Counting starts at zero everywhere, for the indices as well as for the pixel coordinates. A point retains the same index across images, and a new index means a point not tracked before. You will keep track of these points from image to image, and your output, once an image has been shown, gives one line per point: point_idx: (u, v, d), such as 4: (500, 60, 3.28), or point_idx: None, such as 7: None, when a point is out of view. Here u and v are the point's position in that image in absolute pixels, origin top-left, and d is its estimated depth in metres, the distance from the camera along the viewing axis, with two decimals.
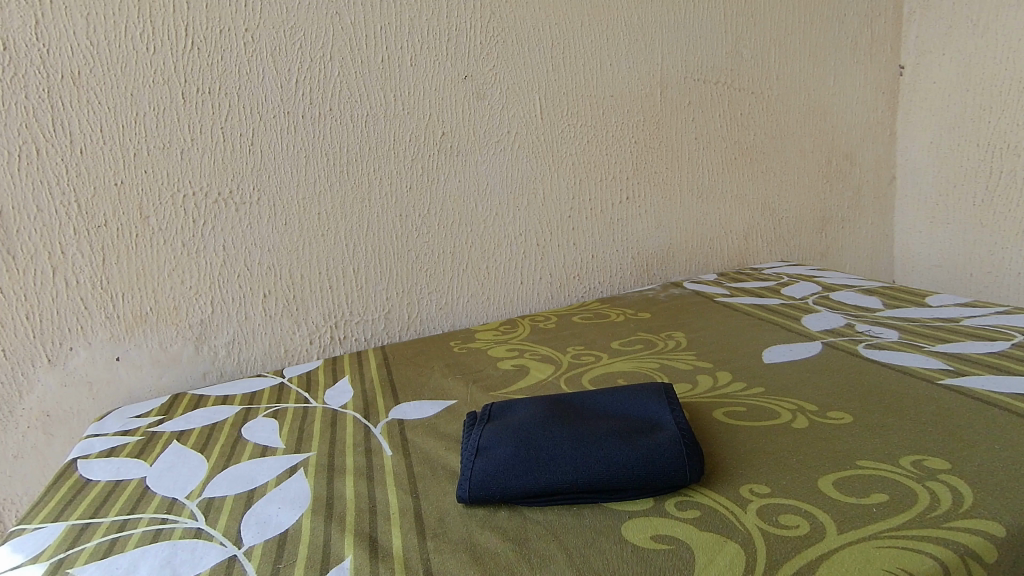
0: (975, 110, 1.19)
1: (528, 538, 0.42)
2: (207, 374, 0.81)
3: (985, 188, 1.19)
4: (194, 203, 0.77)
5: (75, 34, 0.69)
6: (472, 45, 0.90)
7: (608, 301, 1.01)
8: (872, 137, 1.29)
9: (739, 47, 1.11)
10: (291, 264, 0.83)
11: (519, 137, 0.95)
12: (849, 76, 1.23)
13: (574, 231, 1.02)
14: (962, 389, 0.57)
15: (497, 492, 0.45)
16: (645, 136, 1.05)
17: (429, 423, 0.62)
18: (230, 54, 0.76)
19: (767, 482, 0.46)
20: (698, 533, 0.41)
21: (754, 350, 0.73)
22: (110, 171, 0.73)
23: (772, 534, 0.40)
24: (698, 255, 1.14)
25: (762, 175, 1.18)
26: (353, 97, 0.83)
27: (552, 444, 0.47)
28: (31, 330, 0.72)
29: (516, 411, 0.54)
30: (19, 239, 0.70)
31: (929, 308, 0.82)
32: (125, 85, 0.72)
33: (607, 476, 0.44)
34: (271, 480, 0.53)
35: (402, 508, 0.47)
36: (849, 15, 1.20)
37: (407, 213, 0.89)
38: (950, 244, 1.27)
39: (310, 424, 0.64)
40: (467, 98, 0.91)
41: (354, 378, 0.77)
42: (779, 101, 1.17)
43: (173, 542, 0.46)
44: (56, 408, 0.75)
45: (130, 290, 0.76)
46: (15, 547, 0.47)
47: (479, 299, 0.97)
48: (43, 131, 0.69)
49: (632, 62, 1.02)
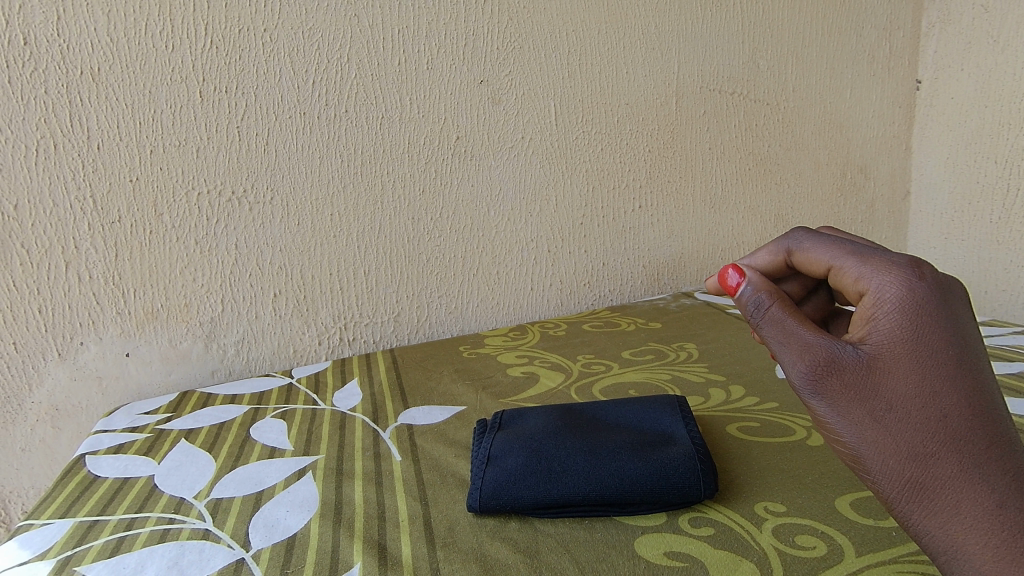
0: (993, 127, 1.17)
1: (539, 550, 0.42)
2: (215, 372, 0.82)
3: (1002, 206, 1.18)
4: (208, 201, 0.77)
5: (97, 30, 0.69)
6: (489, 50, 0.89)
7: (618, 310, 1.00)
8: (888, 152, 1.28)
9: (756, 57, 1.11)
10: (301, 264, 0.83)
11: (533, 143, 0.95)
12: (866, 89, 1.22)
13: (586, 237, 1.02)
14: None
15: (508, 502, 0.44)
16: (660, 146, 1.05)
17: (439, 429, 0.62)
18: (249, 54, 0.76)
19: (782, 500, 0.45)
20: (712, 551, 0.40)
21: (767, 364, 0.72)
22: (126, 168, 0.73)
23: (789, 555, 0.39)
24: (709, 265, 1.14)
25: (776, 187, 1.17)
26: (369, 100, 0.83)
27: (565, 457, 0.46)
28: (42, 324, 0.72)
29: (526, 419, 0.54)
30: (33, 233, 0.70)
31: None
32: (144, 83, 0.72)
33: (620, 490, 0.44)
34: (280, 483, 0.53)
35: (411, 515, 0.47)
36: (867, 28, 1.20)
37: (419, 216, 0.89)
38: (965, 261, 1.26)
39: (319, 426, 0.64)
40: (483, 102, 0.90)
41: (363, 381, 0.76)
42: (796, 112, 1.16)
43: (181, 542, 0.46)
44: (65, 402, 0.75)
45: (142, 287, 0.76)
46: (22, 543, 0.47)
47: (489, 304, 0.97)
48: (61, 126, 0.69)
49: (649, 70, 1.02)
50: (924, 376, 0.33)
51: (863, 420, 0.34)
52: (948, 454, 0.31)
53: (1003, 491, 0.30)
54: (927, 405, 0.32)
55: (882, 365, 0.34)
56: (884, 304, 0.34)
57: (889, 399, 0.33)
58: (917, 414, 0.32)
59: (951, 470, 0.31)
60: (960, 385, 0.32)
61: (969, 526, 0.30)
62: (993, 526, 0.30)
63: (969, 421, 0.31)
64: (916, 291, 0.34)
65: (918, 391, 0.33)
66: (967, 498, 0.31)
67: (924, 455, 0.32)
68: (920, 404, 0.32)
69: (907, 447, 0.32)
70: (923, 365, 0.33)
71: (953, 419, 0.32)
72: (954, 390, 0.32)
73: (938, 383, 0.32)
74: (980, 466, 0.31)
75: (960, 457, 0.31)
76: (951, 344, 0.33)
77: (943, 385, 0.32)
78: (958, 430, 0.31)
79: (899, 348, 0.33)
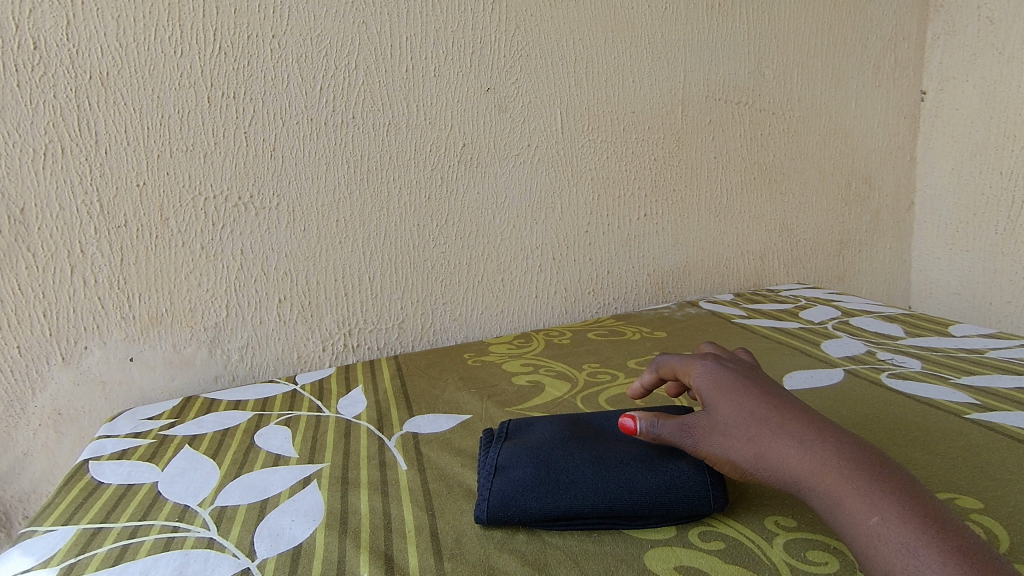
0: (998, 139, 1.18)
1: (548, 563, 0.42)
2: (219, 377, 0.81)
3: (1007, 217, 1.18)
4: (214, 206, 0.77)
5: (106, 35, 0.69)
6: (496, 57, 0.90)
7: (622, 318, 1.00)
8: (893, 162, 1.28)
9: (761, 67, 1.11)
10: (307, 271, 0.83)
11: (539, 151, 0.95)
12: (871, 99, 1.23)
13: (591, 245, 1.02)
14: (991, 423, 0.56)
15: (516, 513, 0.44)
16: (665, 154, 1.05)
17: (445, 438, 0.61)
18: (257, 60, 0.76)
19: (792, 513, 0.45)
20: (722, 566, 0.40)
21: (775, 375, 0.72)
22: (133, 172, 0.73)
23: (801, 571, 0.39)
24: (714, 274, 1.14)
25: (781, 197, 1.17)
26: (376, 106, 0.83)
27: (573, 468, 0.46)
28: (47, 328, 0.72)
29: (534, 429, 0.54)
30: (40, 237, 0.70)
31: (952, 340, 0.81)
32: (152, 88, 0.72)
33: (629, 503, 0.43)
34: (284, 492, 0.53)
35: (418, 526, 0.47)
36: (872, 38, 1.20)
37: (425, 223, 0.89)
38: (970, 271, 1.26)
39: (323, 434, 0.64)
40: (490, 109, 0.90)
41: (367, 388, 0.76)
42: (801, 122, 1.16)
43: (185, 551, 0.45)
44: (68, 407, 0.74)
45: (147, 292, 0.76)
46: (25, 551, 0.46)
47: (493, 312, 0.97)
48: (69, 131, 0.69)
49: (655, 79, 1.02)
50: (735, 394, 0.45)
51: (711, 434, 0.43)
52: (765, 430, 0.42)
53: (805, 438, 0.40)
54: (744, 411, 0.43)
55: (710, 401, 0.45)
56: (699, 376, 0.48)
57: (721, 415, 0.44)
58: (740, 414, 0.43)
59: (771, 439, 0.41)
60: (757, 394, 0.44)
61: (795, 470, 0.39)
62: (807, 462, 0.39)
63: (772, 409, 0.43)
64: (711, 364, 0.49)
65: (735, 404, 0.44)
66: (785, 451, 0.40)
67: (752, 436, 0.42)
68: (740, 408, 0.44)
69: (742, 439, 0.42)
70: (732, 391, 0.45)
71: (762, 409, 0.43)
72: (756, 396, 0.44)
73: (745, 395, 0.44)
74: (787, 429, 0.41)
75: (773, 429, 0.42)
76: (745, 380, 0.46)
77: (749, 395, 0.44)
78: (764, 417, 0.42)
79: (714, 387, 0.46)
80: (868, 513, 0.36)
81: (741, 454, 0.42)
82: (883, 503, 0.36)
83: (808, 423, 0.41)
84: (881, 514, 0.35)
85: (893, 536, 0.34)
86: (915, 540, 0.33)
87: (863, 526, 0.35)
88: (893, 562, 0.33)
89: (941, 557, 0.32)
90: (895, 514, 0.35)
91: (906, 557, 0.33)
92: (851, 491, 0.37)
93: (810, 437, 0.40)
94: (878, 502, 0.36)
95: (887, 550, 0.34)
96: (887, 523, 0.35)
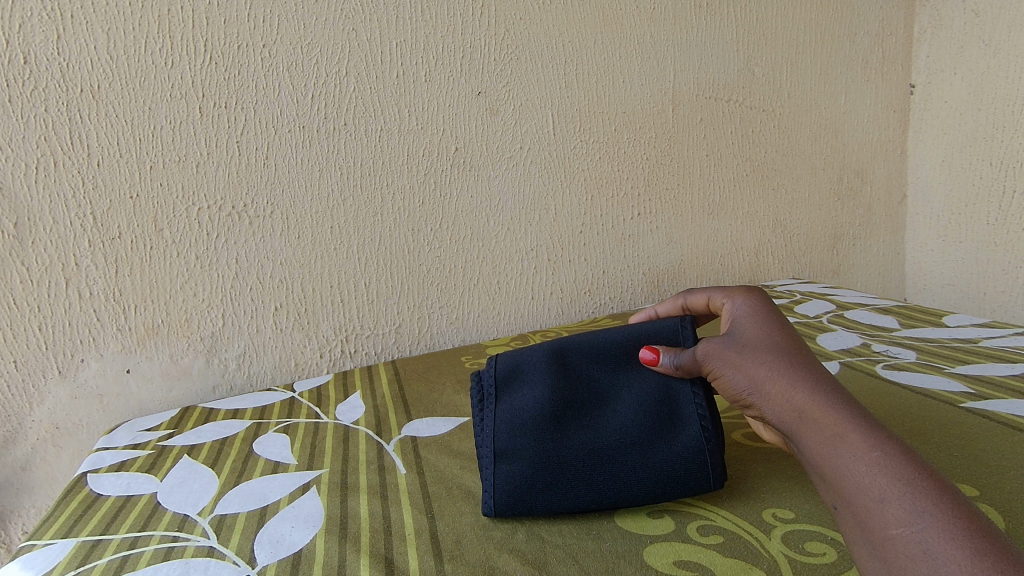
0: (987, 129, 1.19)
1: (548, 561, 0.42)
2: (216, 387, 0.81)
3: (999, 207, 1.19)
4: (208, 216, 0.77)
5: (96, 49, 0.69)
6: (485, 61, 0.90)
7: (619, 317, 1.01)
8: (883, 155, 1.29)
9: (751, 65, 1.12)
10: (302, 278, 0.83)
11: (531, 153, 0.96)
12: (861, 94, 1.24)
13: (586, 246, 1.02)
14: (985, 412, 0.57)
15: (522, 509, 0.45)
16: (657, 153, 1.06)
17: (443, 440, 0.61)
18: (247, 69, 0.77)
19: (790, 505, 0.45)
20: (721, 559, 0.40)
21: None
22: (126, 184, 0.73)
23: (799, 562, 0.39)
24: (709, 271, 1.14)
25: (773, 192, 1.18)
26: (367, 112, 0.84)
27: (576, 458, 0.45)
28: (43, 341, 0.72)
29: (525, 380, 0.50)
30: (34, 252, 0.70)
31: (946, 329, 0.82)
32: (143, 99, 0.72)
33: (631, 494, 0.45)
34: (284, 498, 0.53)
35: (417, 529, 0.47)
36: (859, 34, 1.21)
37: (419, 227, 0.89)
38: (963, 262, 1.27)
39: (322, 440, 0.64)
40: (481, 113, 0.91)
41: (365, 394, 0.76)
42: (791, 119, 1.17)
43: (185, 560, 0.45)
44: (65, 420, 0.74)
45: (143, 303, 0.76)
46: (25, 565, 0.46)
47: (489, 315, 0.97)
48: (61, 144, 0.69)
49: (645, 80, 1.02)
50: (764, 331, 0.45)
51: (725, 357, 0.44)
52: (782, 362, 0.41)
53: (818, 377, 0.40)
54: (767, 344, 0.43)
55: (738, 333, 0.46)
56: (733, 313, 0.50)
57: (745, 343, 0.44)
58: (763, 346, 0.43)
59: (784, 370, 0.41)
60: (783, 334, 0.45)
61: (800, 400, 0.39)
62: (815, 395, 0.39)
63: (793, 350, 0.43)
64: (747, 305, 0.50)
65: (761, 338, 0.44)
66: (796, 382, 0.40)
67: (765, 363, 0.42)
68: (763, 341, 0.44)
69: (756, 368, 0.42)
70: (760, 327, 0.46)
71: (784, 347, 0.43)
72: (785, 335, 0.44)
73: (773, 334, 0.45)
74: (802, 366, 0.41)
75: (789, 363, 0.41)
76: (775, 323, 0.47)
77: (777, 334, 0.44)
78: (785, 352, 0.42)
79: (744, 325, 0.47)
80: (870, 447, 0.35)
81: (751, 381, 0.42)
82: (885, 442, 0.35)
83: (821, 368, 0.41)
84: (884, 450, 0.34)
85: (892, 468, 0.33)
86: (913, 474, 0.33)
87: (860, 455, 0.35)
88: (888, 490, 0.33)
89: (937, 493, 0.32)
90: (895, 452, 0.34)
91: (900, 485, 0.33)
92: (854, 424, 0.36)
93: (823, 379, 0.40)
94: (882, 440, 0.35)
95: (882, 480, 0.33)
96: (888, 458, 0.34)
